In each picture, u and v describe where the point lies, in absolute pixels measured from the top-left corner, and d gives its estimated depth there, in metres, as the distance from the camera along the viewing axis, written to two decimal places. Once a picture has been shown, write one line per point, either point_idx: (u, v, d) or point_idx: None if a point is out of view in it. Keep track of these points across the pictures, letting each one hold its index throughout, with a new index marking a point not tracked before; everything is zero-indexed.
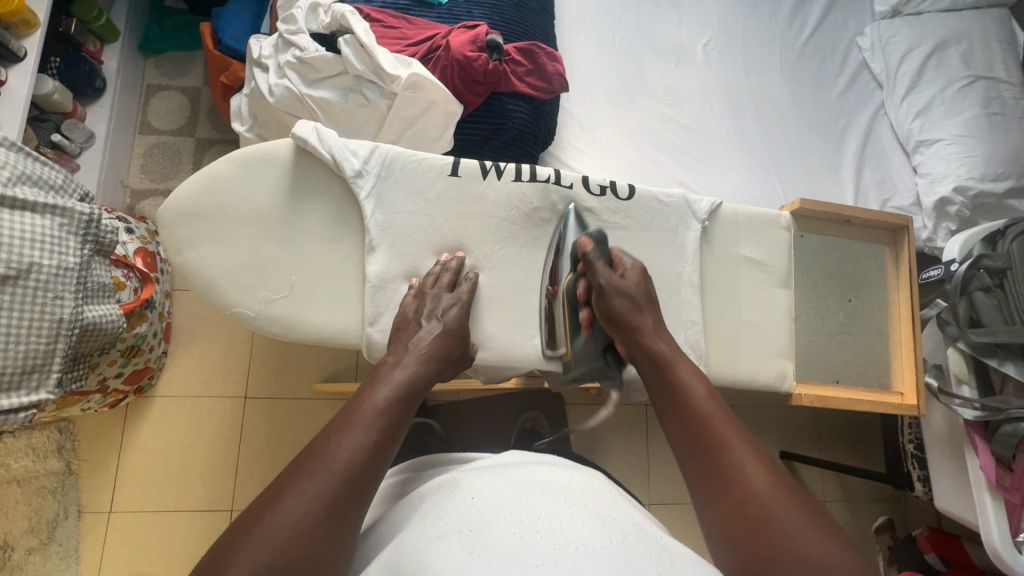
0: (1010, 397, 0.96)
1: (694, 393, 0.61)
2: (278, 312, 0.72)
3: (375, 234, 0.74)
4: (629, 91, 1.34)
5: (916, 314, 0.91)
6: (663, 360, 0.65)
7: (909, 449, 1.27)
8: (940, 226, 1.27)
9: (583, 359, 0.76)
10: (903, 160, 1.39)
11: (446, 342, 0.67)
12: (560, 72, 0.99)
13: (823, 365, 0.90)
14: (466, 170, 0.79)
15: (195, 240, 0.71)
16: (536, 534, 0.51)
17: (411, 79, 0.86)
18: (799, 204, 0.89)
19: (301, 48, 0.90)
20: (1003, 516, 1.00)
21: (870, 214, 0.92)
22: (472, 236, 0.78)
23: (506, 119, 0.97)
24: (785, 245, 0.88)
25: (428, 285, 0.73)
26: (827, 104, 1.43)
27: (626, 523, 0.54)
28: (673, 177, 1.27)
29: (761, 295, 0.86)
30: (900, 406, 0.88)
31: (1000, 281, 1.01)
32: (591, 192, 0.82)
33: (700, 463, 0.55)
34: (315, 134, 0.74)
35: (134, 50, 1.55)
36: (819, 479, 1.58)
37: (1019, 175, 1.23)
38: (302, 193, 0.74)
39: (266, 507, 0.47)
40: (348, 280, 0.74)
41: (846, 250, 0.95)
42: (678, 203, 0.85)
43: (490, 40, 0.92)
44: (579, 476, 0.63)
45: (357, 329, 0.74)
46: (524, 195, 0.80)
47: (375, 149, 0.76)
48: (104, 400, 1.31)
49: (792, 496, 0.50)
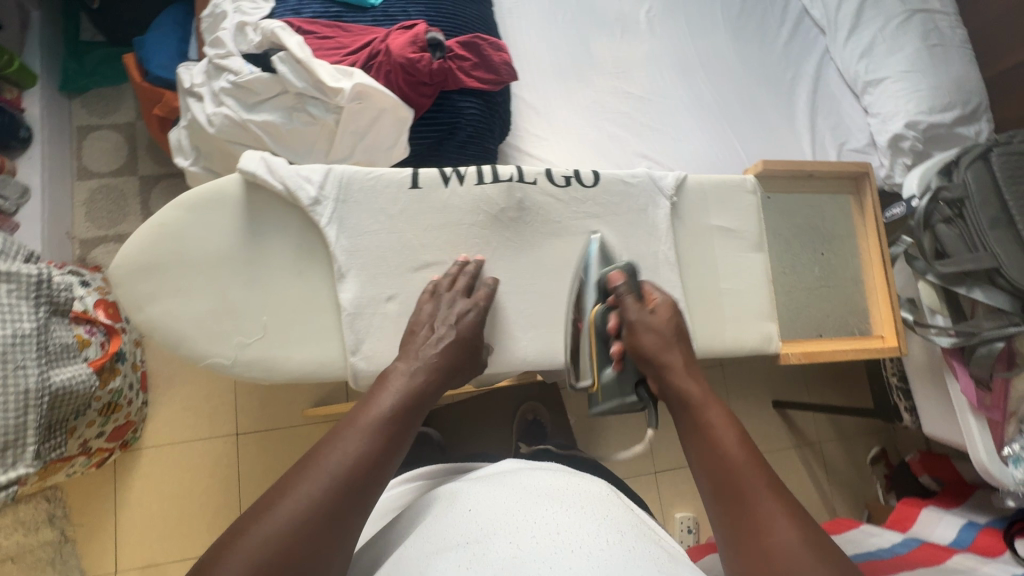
0: (983, 322, 0.99)
1: (726, 441, 0.59)
2: (255, 356, 0.70)
3: (342, 260, 0.72)
4: (579, 70, 1.32)
5: (887, 255, 0.93)
6: (693, 402, 0.64)
7: (893, 383, 1.31)
8: (897, 162, 1.30)
9: (613, 393, 0.72)
10: (853, 102, 1.41)
11: (457, 351, 0.68)
12: (507, 62, 0.96)
13: (804, 320, 0.92)
14: (425, 179, 0.77)
15: (154, 294, 0.68)
16: (534, 539, 0.54)
17: (356, 90, 0.83)
18: (761, 166, 0.90)
19: (234, 72, 0.86)
20: (988, 433, 1.05)
21: (831, 166, 0.92)
22: (443, 245, 0.76)
23: (458, 117, 0.95)
24: (754, 208, 0.88)
25: (443, 288, 0.73)
26: (774, 56, 1.44)
27: (624, 524, 0.58)
28: (635, 151, 1.26)
29: (736, 262, 0.87)
30: (882, 349, 0.90)
31: (960, 210, 1.04)
32: (555, 183, 0.81)
33: (730, 520, 0.54)
34: (263, 165, 0.71)
35: (56, 92, 1.46)
36: (811, 422, 1.68)
37: (965, 103, 1.27)
38: (261, 228, 0.71)
39: (266, 504, 0.50)
40: (323, 312, 0.72)
41: (810, 204, 0.96)
42: (644, 182, 0.84)
43: (430, 38, 0.90)
44: (575, 481, 0.67)
45: (339, 359, 0.72)
46: (489, 197, 0.78)
47: (329, 172, 0.73)
48: (89, 462, 1.26)
49: (819, 554, 0.48)
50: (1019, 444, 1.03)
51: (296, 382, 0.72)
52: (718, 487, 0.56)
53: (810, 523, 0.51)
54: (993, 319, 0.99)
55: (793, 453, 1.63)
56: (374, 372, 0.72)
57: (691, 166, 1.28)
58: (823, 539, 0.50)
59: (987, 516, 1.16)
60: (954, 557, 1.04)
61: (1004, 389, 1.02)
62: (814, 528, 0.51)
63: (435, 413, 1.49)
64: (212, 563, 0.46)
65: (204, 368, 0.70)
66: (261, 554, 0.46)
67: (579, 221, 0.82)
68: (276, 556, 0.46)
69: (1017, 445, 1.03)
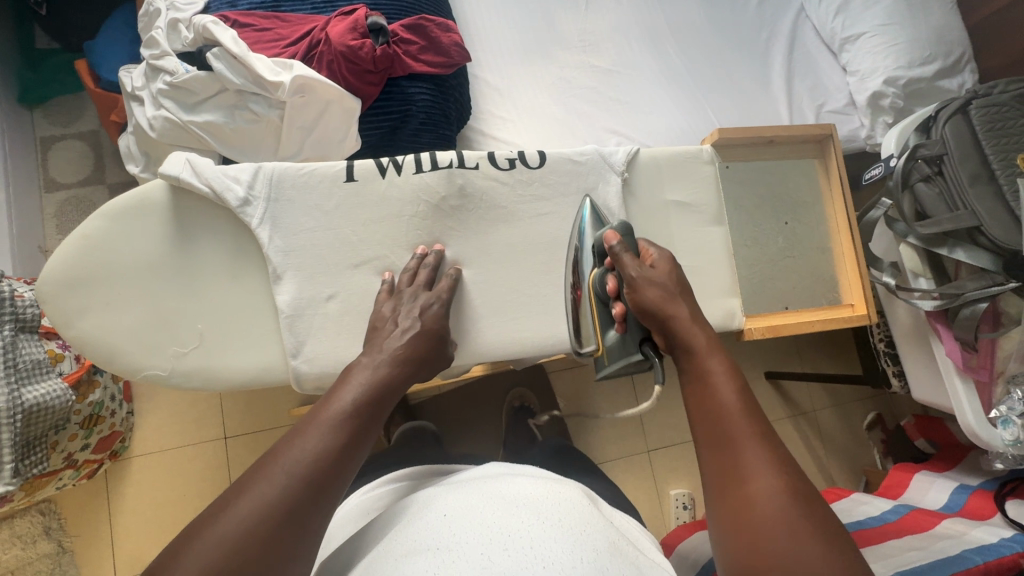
0: (965, 282, 0.97)
1: (723, 393, 0.56)
2: (193, 366, 0.68)
3: (277, 262, 0.70)
4: (542, 44, 1.27)
5: (854, 223, 0.90)
6: (694, 349, 0.60)
7: (880, 349, 1.28)
8: (878, 121, 1.25)
9: (618, 354, 0.68)
10: (831, 61, 1.36)
11: (421, 342, 0.67)
12: (456, 44, 0.93)
13: (770, 293, 0.90)
14: (361, 171, 0.74)
15: (83, 309, 0.66)
16: (505, 552, 0.51)
17: (297, 82, 0.80)
18: (717, 135, 0.86)
19: (170, 72, 0.83)
20: (974, 396, 1.02)
21: (792, 130, 0.88)
22: (381, 239, 0.74)
23: (409, 103, 0.91)
24: (711, 179, 0.85)
25: (405, 284, 0.72)
26: (748, 18, 1.39)
27: (600, 542, 0.56)
28: (605, 126, 1.23)
29: (694, 238, 0.84)
30: (851, 317, 0.88)
31: (939, 167, 0.99)
32: (498, 167, 0.78)
33: (715, 460, 0.53)
34: (187, 168, 0.68)
35: (15, 103, 1.42)
36: (804, 392, 1.66)
37: (945, 55, 1.21)
38: (190, 232, 0.69)
39: (228, 502, 0.48)
40: (262, 315, 0.71)
41: (774, 172, 0.93)
42: (593, 159, 0.81)
43: (371, 22, 0.85)
44: (557, 489, 0.65)
45: (280, 363, 0.71)
46: (428, 185, 0.75)
47: (259, 170, 0.70)
48: (78, 474, 1.27)
49: (799, 504, 0.46)
50: (1008, 405, 1.00)
51: (242, 388, 0.71)
52: (711, 438, 0.54)
53: (795, 473, 0.49)
54: (975, 279, 0.96)
55: (788, 422, 1.62)
56: (318, 374, 0.71)
57: (663, 138, 1.24)
58: (803, 486, 0.48)
59: (978, 478, 1.14)
60: (943, 522, 1.03)
61: (990, 349, 1.00)
62: (801, 480, 0.49)
63: (421, 405, 1.47)
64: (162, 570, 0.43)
65: (144, 381, 0.69)
66: (219, 553, 0.44)
67: (528, 206, 0.79)
68: (234, 556, 0.44)
69: (1005, 407, 1.00)
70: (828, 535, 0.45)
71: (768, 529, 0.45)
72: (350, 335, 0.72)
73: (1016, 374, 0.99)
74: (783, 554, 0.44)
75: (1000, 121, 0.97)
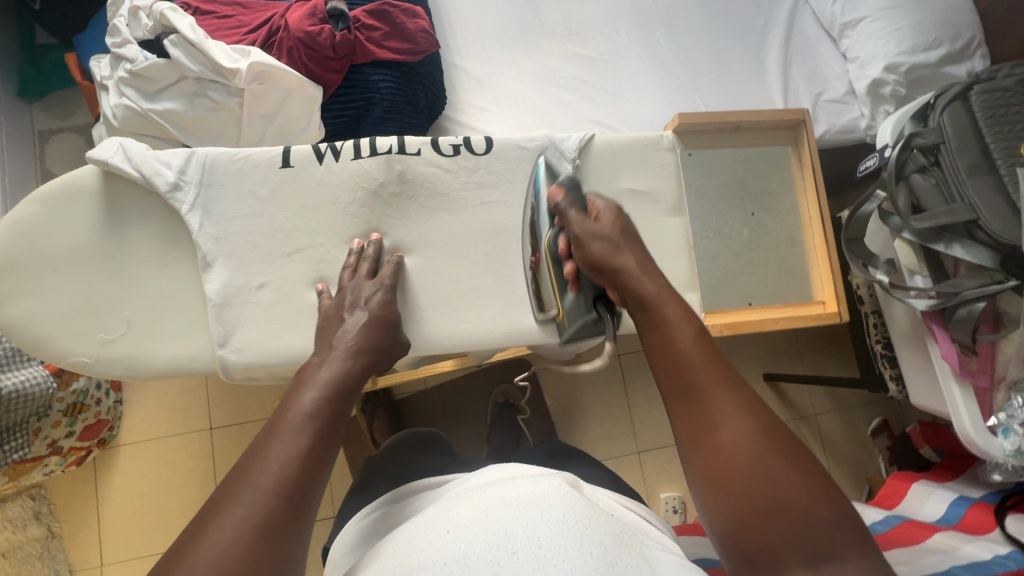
0: (963, 279, 0.90)
1: (686, 340, 0.55)
2: (119, 353, 0.68)
3: (206, 249, 0.69)
4: (524, 32, 1.24)
5: (829, 220, 0.86)
6: (649, 299, 0.58)
7: (877, 351, 1.21)
8: (878, 110, 1.19)
9: (574, 316, 0.69)
10: (831, 48, 1.29)
11: (376, 331, 0.65)
12: (424, 30, 0.91)
13: (734, 287, 0.85)
14: (298, 157, 0.73)
15: (11, 295, 0.65)
16: (515, 556, 0.48)
17: (255, 69, 0.79)
18: (679, 120, 0.83)
19: (131, 60, 0.83)
20: (972, 400, 0.96)
21: (758, 116, 0.85)
22: (317, 226, 0.72)
23: (372, 91, 0.90)
24: (672, 166, 0.82)
25: (347, 279, 0.70)
26: (742, 4, 1.32)
27: (606, 532, 0.53)
28: (587, 117, 1.19)
29: (652, 227, 0.81)
30: (820, 316, 0.84)
31: (936, 157, 0.93)
32: (442, 153, 0.76)
33: (684, 420, 0.52)
34: (119, 152, 0.68)
35: (15, 97, 1.45)
36: (807, 395, 1.60)
37: (953, 40, 1.14)
38: (120, 218, 0.69)
39: (199, 531, 0.44)
40: (192, 303, 0.70)
41: (744, 161, 0.89)
42: (542, 146, 0.78)
43: (330, 9, 0.85)
44: (550, 478, 0.61)
45: (208, 353, 0.70)
46: (366, 172, 0.73)
47: (192, 156, 0.70)
48: (65, 461, 1.29)
49: (773, 448, 0.47)
50: (1008, 413, 0.93)
51: (178, 376, 0.70)
52: (674, 386, 0.53)
53: (767, 416, 0.49)
54: (973, 276, 0.89)
55: (788, 427, 1.56)
56: (246, 364, 0.70)
57: (649, 129, 1.19)
58: (773, 425, 0.49)
59: (979, 490, 1.07)
60: (935, 536, 0.96)
61: (990, 352, 0.94)
62: (771, 419, 0.49)
63: (404, 399, 1.47)
64: None
65: (72, 368, 0.68)
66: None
67: (474, 193, 0.76)
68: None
69: (1003, 413, 0.93)
70: (803, 469, 0.46)
71: (747, 477, 0.46)
72: (284, 324, 0.71)
73: (1018, 380, 0.92)
74: (764, 499, 0.45)
75: (1002, 108, 0.91)
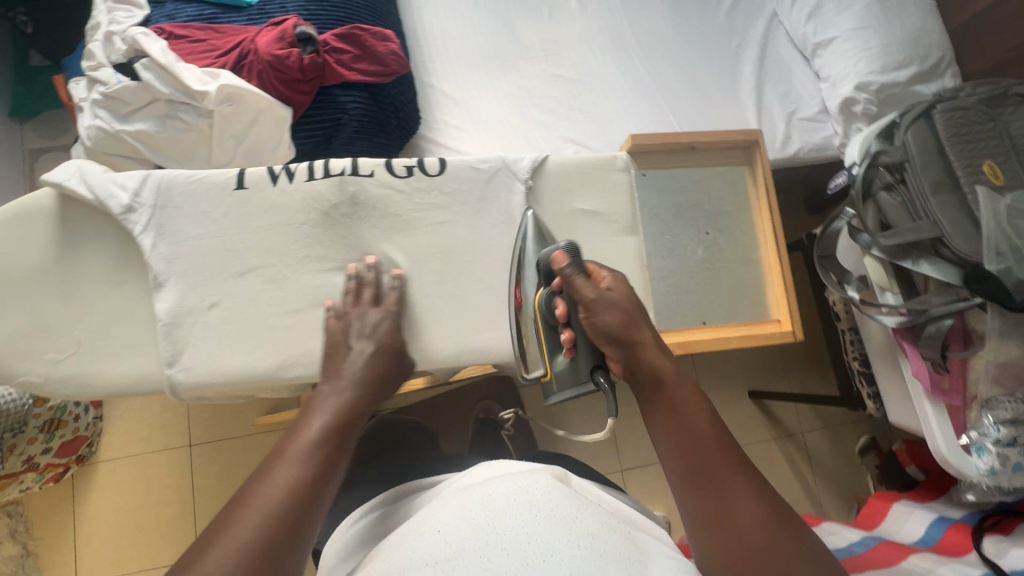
0: (931, 297, 0.89)
1: (701, 420, 0.56)
2: (70, 371, 0.69)
3: (158, 269, 0.70)
4: (501, 54, 1.26)
5: (782, 243, 0.88)
6: (663, 377, 0.59)
7: (854, 368, 1.20)
8: (851, 128, 1.20)
9: (566, 382, 0.68)
10: (805, 67, 1.31)
11: (378, 361, 0.67)
12: (394, 53, 0.93)
13: (687, 305, 0.87)
14: (252, 178, 0.74)
15: None
16: (504, 552, 0.48)
17: (223, 92, 0.81)
18: (631, 141, 0.85)
19: (104, 83, 0.84)
20: (945, 420, 0.95)
21: (712, 136, 0.87)
22: (269, 246, 0.73)
23: (341, 112, 0.92)
24: (625, 188, 0.84)
25: (349, 307, 0.71)
26: (717, 25, 1.34)
27: (594, 521, 0.53)
28: (563, 136, 1.20)
29: (606, 248, 0.82)
30: (775, 334, 0.85)
31: (902, 175, 0.94)
32: (395, 175, 0.77)
33: (699, 502, 0.52)
34: (76, 174, 0.70)
35: (5, 117, 1.46)
36: (793, 413, 1.58)
37: (922, 60, 1.16)
38: (75, 240, 0.70)
39: (194, 553, 0.45)
40: (143, 322, 0.71)
41: (700, 180, 0.90)
42: (496, 166, 0.80)
43: (299, 32, 0.87)
44: (542, 474, 0.61)
45: (157, 372, 0.71)
46: (319, 193, 0.75)
47: (147, 178, 0.71)
48: (43, 477, 1.28)
49: (787, 535, 0.49)
50: (980, 431, 0.92)
51: (130, 394, 0.71)
52: (690, 467, 0.54)
53: (777, 501, 0.51)
54: (940, 292, 0.89)
55: (772, 445, 1.54)
56: (195, 384, 0.70)
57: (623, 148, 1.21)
58: (783, 511, 0.51)
59: (958, 511, 1.05)
60: (911, 558, 0.94)
61: (962, 370, 0.92)
62: (781, 504, 0.51)
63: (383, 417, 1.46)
64: None
65: (23, 387, 0.69)
66: None
67: (427, 214, 0.77)
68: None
69: (975, 432, 0.92)
70: (814, 556, 0.48)
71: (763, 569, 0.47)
72: (233, 343, 0.71)
73: (989, 399, 0.91)
74: None
75: (964, 126, 0.92)
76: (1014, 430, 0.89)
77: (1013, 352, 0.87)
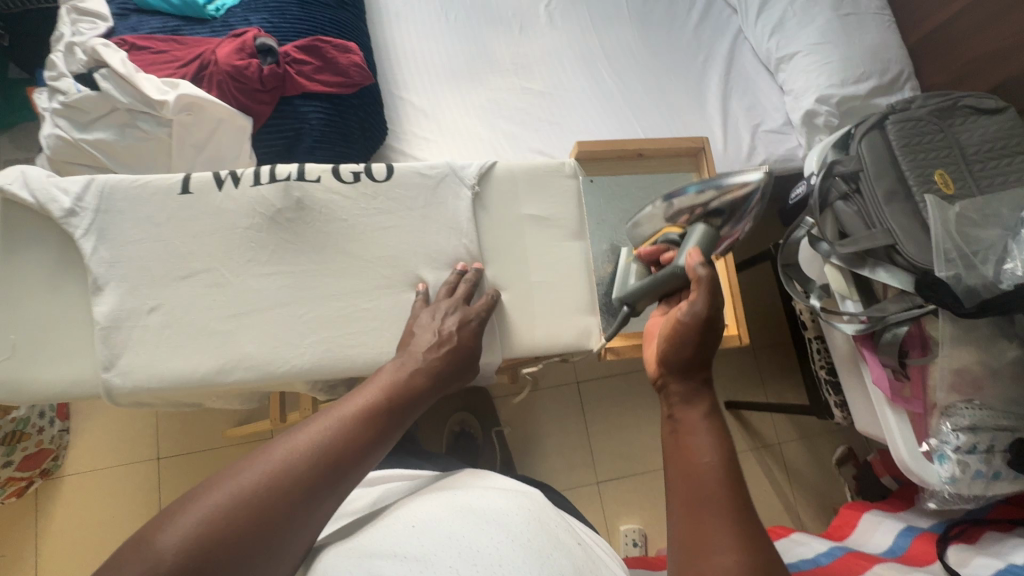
0: (888, 304, 0.91)
1: (708, 454, 0.54)
2: (5, 376, 0.68)
3: (99, 273, 0.70)
4: (472, 67, 1.28)
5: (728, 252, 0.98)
6: (684, 399, 0.59)
7: (822, 376, 1.20)
8: (814, 139, 1.22)
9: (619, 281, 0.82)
10: (769, 81, 1.33)
11: (454, 356, 0.70)
12: (356, 64, 0.96)
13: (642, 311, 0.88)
14: (198, 183, 0.75)
15: None
16: (473, 567, 0.48)
17: (182, 101, 0.81)
18: (577, 149, 0.92)
19: (64, 93, 0.84)
20: (908, 428, 0.94)
21: (658, 142, 0.94)
22: (212, 251, 0.74)
23: (302, 121, 0.93)
24: (572, 193, 0.87)
25: (443, 296, 0.76)
26: (684, 40, 1.38)
27: (567, 567, 0.51)
28: (530, 146, 1.21)
29: (551, 252, 0.85)
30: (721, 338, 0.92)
31: (857, 184, 0.95)
32: (342, 180, 0.78)
33: (680, 534, 0.50)
34: (19, 178, 0.70)
35: None
36: (769, 422, 1.58)
37: (881, 73, 1.19)
38: (17, 245, 0.71)
39: (243, 464, 0.50)
40: (83, 327, 0.71)
41: (648, 184, 0.97)
42: (443, 172, 0.82)
43: (259, 44, 0.90)
44: (526, 499, 0.60)
45: (95, 376, 0.70)
46: (265, 199, 0.75)
47: (90, 183, 0.72)
48: (4, 492, 1.25)
49: None
50: (942, 438, 0.91)
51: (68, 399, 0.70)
52: (683, 497, 0.52)
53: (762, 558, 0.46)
54: (897, 301, 0.91)
55: (749, 456, 1.54)
56: (132, 388, 0.69)
57: None
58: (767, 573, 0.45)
59: (926, 521, 1.05)
60: (874, 567, 0.93)
61: (922, 377, 0.93)
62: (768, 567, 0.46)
63: None
64: (162, 517, 0.45)
65: None
66: (236, 496, 0.47)
67: (374, 220, 0.78)
68: (241, 518, 0.46)
69: (935, 439, 0.92)
70: None
71: None
72: (173, 348, 0.71)
73: (949, 406, 0.90)
74: None
75: (917, 136, 0.93)
76: (973, 437, 0.89)
77: (968, 357, 0.88)
